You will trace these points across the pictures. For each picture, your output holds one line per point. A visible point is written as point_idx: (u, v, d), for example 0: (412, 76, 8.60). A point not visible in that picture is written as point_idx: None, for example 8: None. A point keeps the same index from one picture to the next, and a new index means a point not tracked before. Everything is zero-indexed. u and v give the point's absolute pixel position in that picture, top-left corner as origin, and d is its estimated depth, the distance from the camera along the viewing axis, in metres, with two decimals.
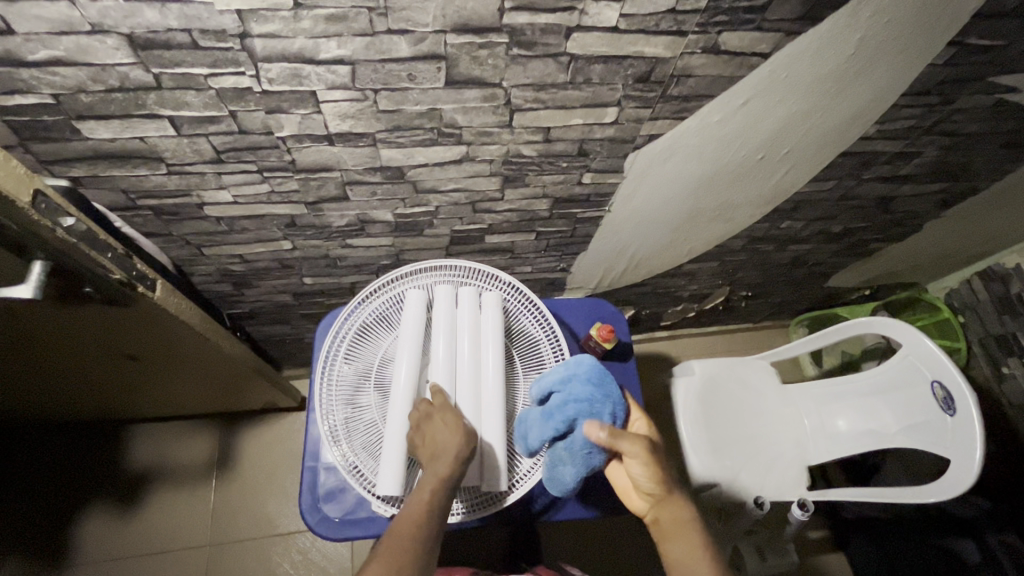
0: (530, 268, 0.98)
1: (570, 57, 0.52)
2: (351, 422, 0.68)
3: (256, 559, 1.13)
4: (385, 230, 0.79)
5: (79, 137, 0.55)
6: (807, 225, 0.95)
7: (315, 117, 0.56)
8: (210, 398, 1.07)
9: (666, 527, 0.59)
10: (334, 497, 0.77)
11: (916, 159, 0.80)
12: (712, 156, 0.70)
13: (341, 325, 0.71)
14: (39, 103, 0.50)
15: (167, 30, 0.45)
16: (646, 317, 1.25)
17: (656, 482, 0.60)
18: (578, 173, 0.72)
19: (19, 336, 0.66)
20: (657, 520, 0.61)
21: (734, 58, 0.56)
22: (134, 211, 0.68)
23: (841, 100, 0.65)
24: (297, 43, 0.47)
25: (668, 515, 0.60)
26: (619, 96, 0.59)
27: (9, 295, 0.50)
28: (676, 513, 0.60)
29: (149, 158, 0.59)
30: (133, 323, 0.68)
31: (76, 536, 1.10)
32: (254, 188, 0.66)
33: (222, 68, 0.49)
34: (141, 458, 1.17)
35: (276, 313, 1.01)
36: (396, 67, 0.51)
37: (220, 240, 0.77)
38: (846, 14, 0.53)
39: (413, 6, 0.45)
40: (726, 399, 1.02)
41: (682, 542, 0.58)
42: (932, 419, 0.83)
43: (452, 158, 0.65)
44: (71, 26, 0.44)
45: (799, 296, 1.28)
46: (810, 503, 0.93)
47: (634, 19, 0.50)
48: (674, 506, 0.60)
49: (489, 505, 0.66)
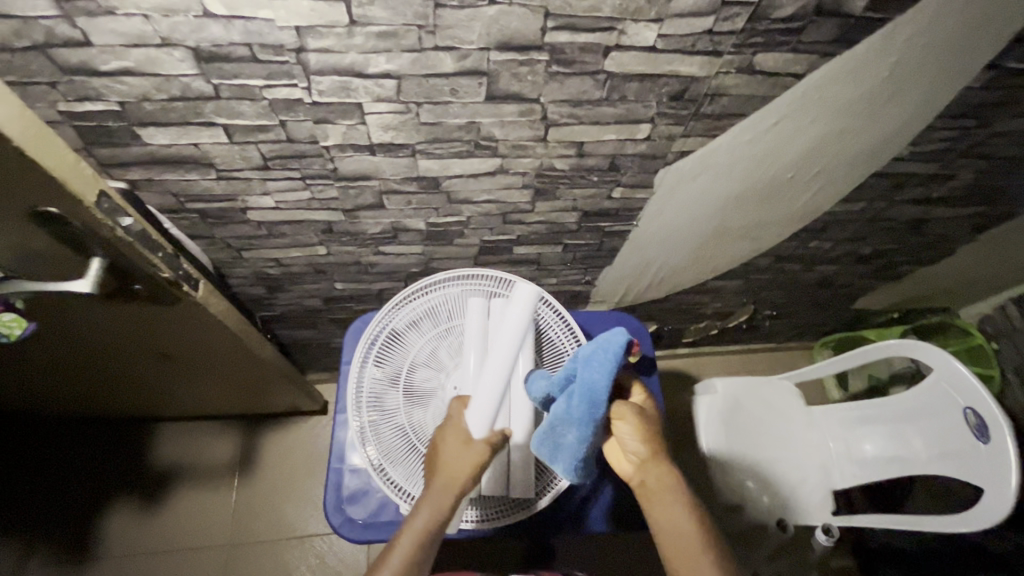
0: (555, 280, 0.99)
1: (607, 74, 0.54)
2: (381, 424, 0.70)
3: (274, 560, 1.14)
4: (417, 238, 0.82)
5: (138, 142, 0.58)
6: (835, 246, 0.95)
7: (359, 128, 0.58)
8: (238, 399, 1.09)
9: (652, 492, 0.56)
10: (357, 500, 0.78)
11: (950, 182, 0.80)
12: (741, 175, 0.71)
13: (374, 329, 0.73)
14: (106, 110, 0.54)
15: (230, 44, 0.48)
16: (668, 333, 1.25)
17: (648, 445, 0.58)
18: (608, 188, 0.73)
19: (69, 331, 0.69)
20: (642, 483, 0.57)
21: (768, 78, 0.57)
22: (181, 214, 0.71)
23: (873, 122, 0.65)
24: (348, 58, 0.50)
25: (654, 484, 0.56)
26: (653, 114, 0.60)
27: (70, 288, 0.53)
28: (662, 481, 0.57)
29: (200, 163, 0.62)
30: (175, 322, 0.71)
31: (103, 529, 1.13)
32: (296, 194, 0.69)
33: (277, 81, 0.52)
34: (167, 456, 1.20)
35: (306, 317, 1.04)
36: (440, 81, 0.53)
37: (259, 244, 0.79)
38: (881, 37, 0.54)
39: (460, 24, 0.47)
40: (749, 418, 1.01)
41: (670, 514, 0.55)
42: (964, 448, 0.81)
43: (486, 170, 0.67)
44: (142, 39, 0.47)
45: (825, 317, 1.26)
46: (835, 530, 0.92)
47: (671, 39, 0.51)
48: (658, 473, 0.57)
49: (504, 516, 0.67)
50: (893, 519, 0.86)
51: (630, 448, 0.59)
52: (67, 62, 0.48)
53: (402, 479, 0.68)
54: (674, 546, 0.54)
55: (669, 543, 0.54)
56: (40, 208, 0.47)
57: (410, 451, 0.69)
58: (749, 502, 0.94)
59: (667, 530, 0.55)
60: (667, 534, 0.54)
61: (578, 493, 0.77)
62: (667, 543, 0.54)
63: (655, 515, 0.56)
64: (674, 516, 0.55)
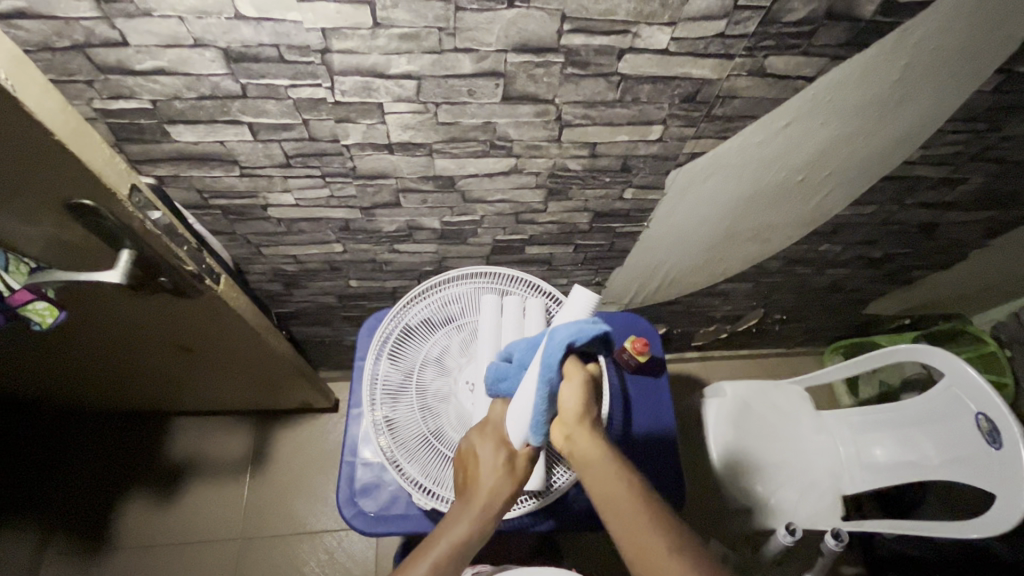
0: (566, 280, 1.00)
1: (620, 76, 0.56)
2: (394, 417, 0.71)
3: (285, 555, 1.15)
4: (431, 237, 0.83)
5: (167, 139, 0.61)
6: (846, 250, 0.95)
7: (379, 127, 0.60)
8: (252, 394, 1.11)
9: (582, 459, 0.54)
10: (369, 493, 0.79)
11: (961, 186, 0.80)
12: (752, 177, 0.72)
13: (388, 325, 0.74)
14: (139, 108, 0.56)
15: (258, 45, 0.50)
16: (677, 336, 1.26)
17: (582, 411, 0.54)
18: (620, 188, 0.74)
19: (96, 322, 0.71)
20: (574, 450, 0.54)
21: (779, 81, 0.58)
22: (204, 210, 0.73)
23: (884, 125, 0.66)
24: (371, 59, 0.52)
25: (584, 449, 0.53)
26: (665, 115, 0.61)
27: (99, 279, 0.55)
28: (593, 444, 0.53)
29: (225, 160, 0.64)
30: (196, 315, 0.73)
31: (118, 521, 1.15)
32: (315, 192, 0.71)
33: (301, 80, 0.54)
34: (181, 450, 1.22)
35: (320, 314, 1.06)
36: (458, 82, 0.55)
37: (278, 241, 0.82)
38: (891, 41, 0.55)
39: (479, 27, 0.49)
40: (759, 421, 1.01)
41: (605, 477, 0.52)
42: (976, 453, 0.80)
43: (500, 169, 0.68)
44: (176, 39, 0.49)
45: (835, 322, 1.26)
46: (845, 534, 0.90)
47: (684, 42, 0.52)
48: (587, 436, 0.54)
49: (515, 510, 0.68)
50: (903, 524, 0.86)
51: (562, 413, 0.55)
52: (104, 61, 0.51)
53: (415, 472, 0.69)
54: (612, 508, 0.52)
55: (606, 505, 0.52)
56: (76, 201, 0.49)
57: (423, 444, 0.70)
58: (759, 504, 0.94)
59: (601, 493, 0.52)
60: (604, 498, 0.52)
61: (587, 490, 0.78)
62: (604, 507, 0.52)
63: (588, 480, 0.53)
64: (606, 478, 0.52)
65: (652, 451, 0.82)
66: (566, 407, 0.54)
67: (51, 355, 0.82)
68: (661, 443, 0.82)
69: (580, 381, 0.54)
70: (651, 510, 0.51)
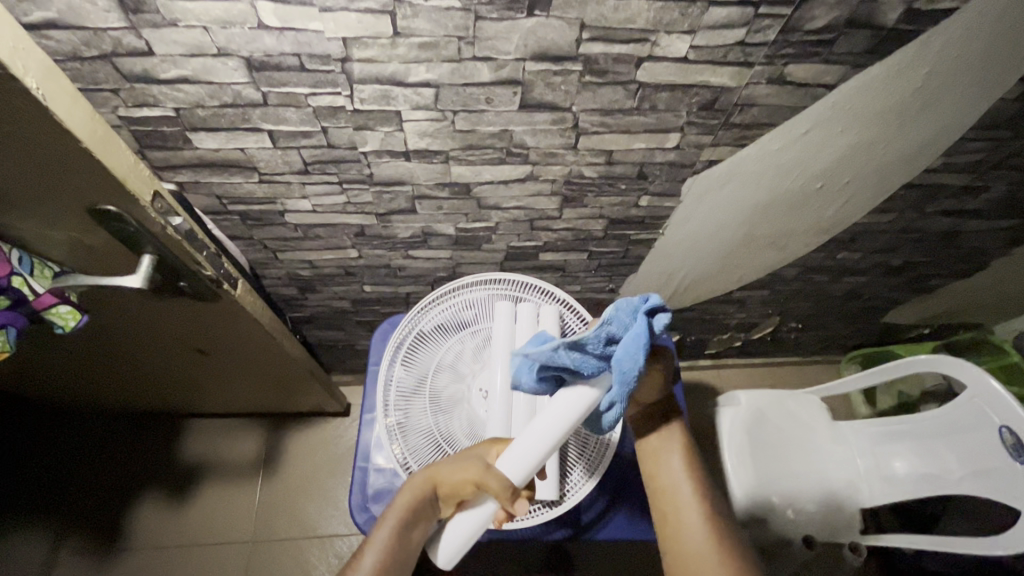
0: (579, 287, 1.00)
1: (638, 84, 0.55)
2: (408, 423, 0.71)
3: (295, 558, 1.16)
4: (445, 243, 0.84)
5: (189, 146, 0.62)
6: (864, 258, 0.94)
7: (397, 134, 0.61)
8: (266, 398, 1.12)
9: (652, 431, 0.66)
10: (381, 498, 0.79)
11: (984, 194, 0.79)
12: (769, 185, 0.72)
13: (402, 331, 0.75)
14: (162, 115, 0.57)
15: (280, 54, 0.50)
16: (691, 344, 1.24)
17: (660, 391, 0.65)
18: (636, 196, 0.74)
19: (115, 326, 0.72)
20: (649, 420, 0.66)
21: (798, 88, 0.57)
22: (223, 215, 0.74)
23: (903, 133, 0.65)
24: (390, 68, 0.52)
25: (656, 415, 0.66)
26: (683, 123, 0.61)
27: (122, 284, 0.56)
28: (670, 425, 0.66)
29: (244, 167, 0.65)
30: (214, 319, 0.74)
31: (133, 521, 1.16)
32: (332, 199, 0.71)
33: (321, 89, 0.54)
34: (195, 452, 1.23)
35: (334, 319, 1.06)
36: (476, 90, 0.55)
37: (294, 246, 0.82)
38: (912, 48, 0.54)
39: (499, 36, 0.49)
40: (774, 432, 0.99)
41: (668, 445, 0.65)
42: (999, 467, 0.78)
43: (516, 176, 0.69)
44: (200, 49, 0.50)
45: (853, 331, 1.24)
46: (863, 547, 0.89)
47: (703, 50, 0.52)
48: (663, 410, 0.66)
49: (527, 518, 0.68)
50: (923, 539, 0.84)
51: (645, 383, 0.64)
52: (130, 71, 0.52)
53: None
54: (662, 467, 0.64)
55: (657, 464, 0.65)
56: (98, 207, 0.50)
57: (437, 450, 0.70)
58: (773, 516, 0.93)
59: (656, 454, 0.65)
60: (659, 458, 0.65)
61: (600, 499, 0.77)
62: (657, 464, 0.65)
63: (650, 442, 0.66)
64: (667, 444, 0.65)
65: None
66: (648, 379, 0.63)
67: (71, 357, 0.83)
68: None
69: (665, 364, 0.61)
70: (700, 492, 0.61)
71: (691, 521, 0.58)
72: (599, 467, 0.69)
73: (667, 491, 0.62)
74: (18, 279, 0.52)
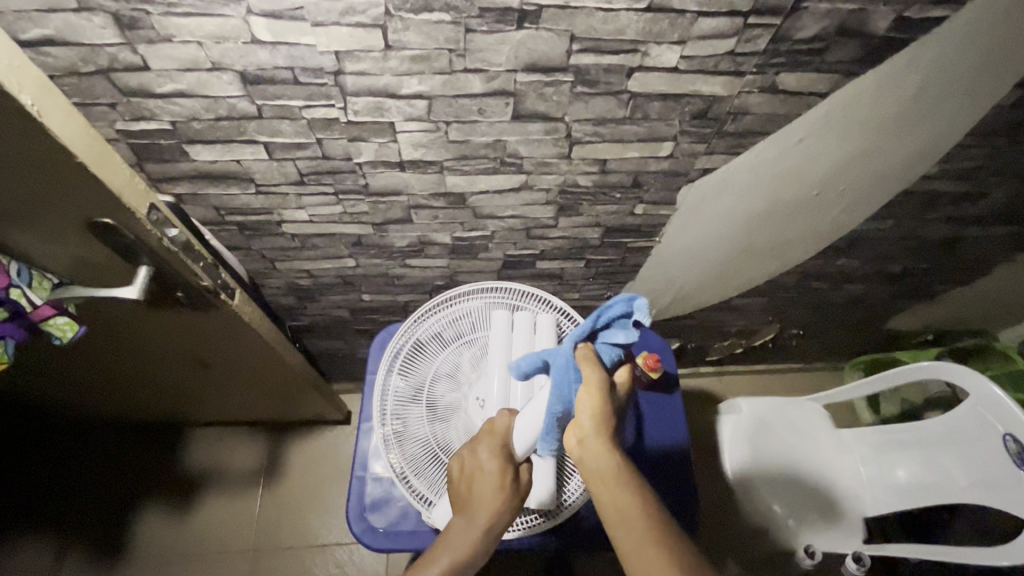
0: (578, 295, 1.00)
1: (630, 94, 0.56)
2: (405, 433, 0.71)
3: (295, 567, 1.16)
4: (442, 252, 0.84)
5: (186, 158, 0.62)
6: (863, 265, 0.93)
7: (391, 145, 0.61)
8: (265, 406, 1.12)
9: (591, 472, 0.52)
10: (379, 508, 0.79)
11: (983, 201, 0.78)
12: (765, 193, 0.71)
13: (399, 340, 0.75)
14: (159, 128, 0.58)
15: (274, 68, 0.51)
16: (691, 351, 1.24)
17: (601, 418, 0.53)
18: (631, 204, 0.74)
19: (115, 336, 0.72)
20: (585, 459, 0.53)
21: (791, 97, 0.57)
22: (221, 226, 0.75)
23: (899, 140, 0.65)
24: (383, 80, 0.53)
25: (596, 461, 0.52)
26: (676, 132, 0.61)
27: (118, 295, 0.56)
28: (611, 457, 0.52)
29: (241, 178, 0.66)
30: (212, 328, 0.74)
31: (134, 530, 1.16)
32: (329, 209, 0.72)
33: (315, 101, 0.55)
34: (196, 460, 1.23)
35: (333, 328, 1.06)
36: (469, 102, 0.55)
37: (292, 256, 0.83)
38: (906, 56, 0.54)
39: (489, 48, 0.49)
40: (776, 440, 0.98)
41: (619, 495, 0.50)
42: (1003, 475, 0.77)
43: (511, 186, 0.69)
44: (195, 64, 0.50)
45: (855, 337, 1.23)
46: (866, 558, 0.87)
47: (694, 60, 0.52)
48: (604, 449, 0.52)
49: (524, 528, 0.68)
50: (927, 549, 0.83)
51: (578, 422, 0.53)
52: (127, 85, 0.52)
53: (425, 489, 0.69)
54: (622, 529, 0.49)
55: (619, 530, 0.49)
56: (94, 220, 0.50)
57: (434, 460, 0.70)
58: (775, 525, 0.92)
59: (613, 512, 0.50)
60: (616, 519, 0.49)
61: (598, 509, 0.77)
62: (614, 529, 0.49)
63: (604, 499, 0.51)
64: (619, 494, 0.50)
65: (664, 472, 0.81)
66: (580, 416, 0.53)
67: (72, 368, 0.83)
68: (675, 464, 0.81)
69: (598, 387, 0.52)
70: (667, 544, 0.47)
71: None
72: None
73: (626, 544, 0.48)
74: (16, 291, 0.53)
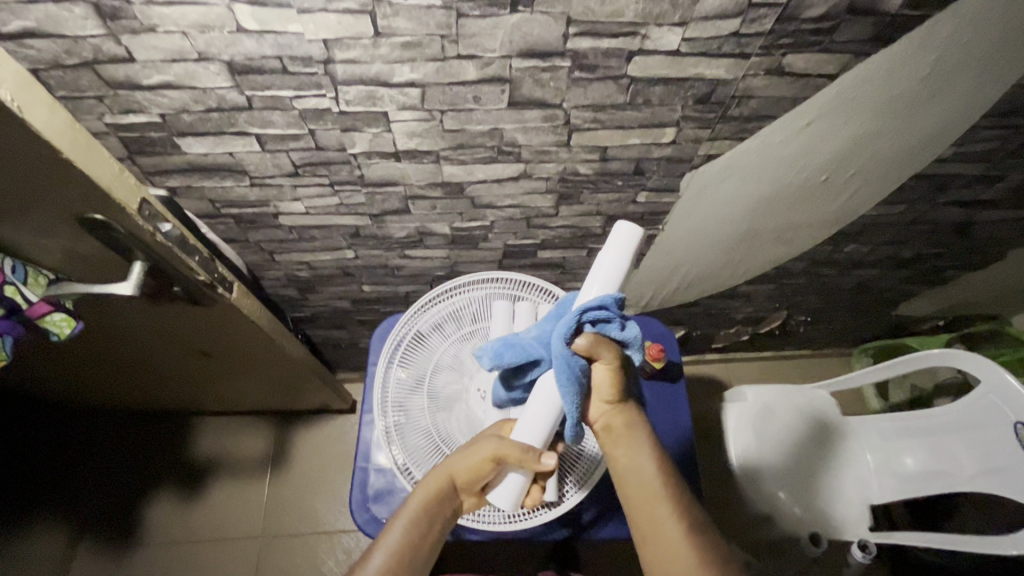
0: (579, 284, 0.98)
1: (630, 79, 0.54)
2: (405, 424, 0.71)
3: (303, 554, 1.17)
4: (441, 242, 0.83)
5: (178, 151, 0.61)
6: (873, 250, 0.91)
7: (385, 135, 0.59)
8: (272, 397, 1.13)
9: (610, 435, 0.56)
10: (381, 499, 0.79)
11: (998, 184, 0.76)
12: (771, 178, 0.69)
13: (399, 331, 0.74)
14: (149, 121, 0.57)
15: (262, 57, 0.50)
16: (696, 338, 1.23)
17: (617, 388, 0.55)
18: (633, 192, 0.72)
19: (114, 330, 0.72)
20: (607, 426, 0.57)
21: (798, 79, 0.55)
22: (218, 219, 0.74)
23: (910, 124, 0.63)
24: (374, 68, 0.51)
25: (619, 425, 0.56)
26: (678, 117, 0.59)
27: (113, 291, 0.56)
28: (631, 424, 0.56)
29: (235, 171, 0.65)
30: (212, 321, 0.74)
31: (145, 517, 1.18)
32: (325, 200, 0.71)
33: (305, 91, 0.53)
34: (205, 449, 1.24)
35: (335, 318, 1.06)
36: (463, 89, 0.54)
37: (290, 247, 0.82)
38: (919, 33, 0.51)
39: (482, 33, 0.48)
40: (783, 428, 0.97)
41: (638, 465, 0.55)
42: (1012, 463, 0.76)
43: (509, 175, 0.67)
44: (181, 54, 0.49)
45: (863, 323, 1.21)
46: (872, 547, 0.89)
47: (696, 42, 0.50)
48: (623, 412, 0.56)
49: (524, 519, 0.67)
50: (934, 537, 0.82)
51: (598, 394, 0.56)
52: (113, 78, 0.51)
53: None
54: (632, 483, 0.55)
55: (633, 486, 0.55)
56: (86, 215, 0.50)
57: (434, 452, 0.70)
58: (781, 513, 0.91)
59: (631, 473, 0.55)
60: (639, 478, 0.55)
61: (601, 500, 0.76)
62: (632, 486, 0.55)
63: (616, 453, 0.56)
64: (636, 457, 0.55)
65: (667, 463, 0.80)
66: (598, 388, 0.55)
67: (75, 362, 0.84)
68: (678, 454, 0.80)
69: (614, 366, 0.53)
70: (674, 502, 0.53)
71: (671, 539, 0.51)
72: (598, 467, 0.68)
73: (638, 493, 0.54)
74: (10, 288, 0.51)
